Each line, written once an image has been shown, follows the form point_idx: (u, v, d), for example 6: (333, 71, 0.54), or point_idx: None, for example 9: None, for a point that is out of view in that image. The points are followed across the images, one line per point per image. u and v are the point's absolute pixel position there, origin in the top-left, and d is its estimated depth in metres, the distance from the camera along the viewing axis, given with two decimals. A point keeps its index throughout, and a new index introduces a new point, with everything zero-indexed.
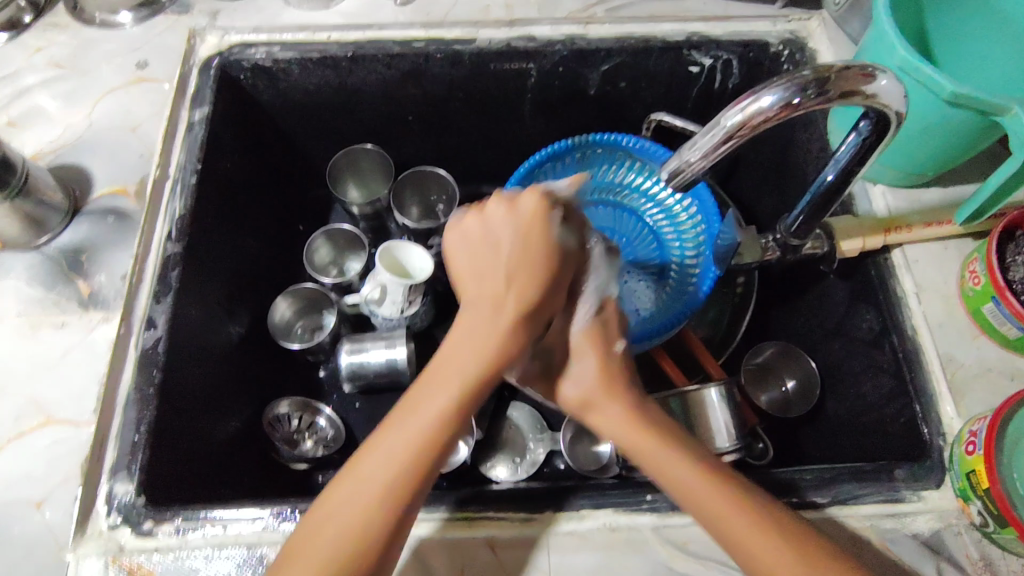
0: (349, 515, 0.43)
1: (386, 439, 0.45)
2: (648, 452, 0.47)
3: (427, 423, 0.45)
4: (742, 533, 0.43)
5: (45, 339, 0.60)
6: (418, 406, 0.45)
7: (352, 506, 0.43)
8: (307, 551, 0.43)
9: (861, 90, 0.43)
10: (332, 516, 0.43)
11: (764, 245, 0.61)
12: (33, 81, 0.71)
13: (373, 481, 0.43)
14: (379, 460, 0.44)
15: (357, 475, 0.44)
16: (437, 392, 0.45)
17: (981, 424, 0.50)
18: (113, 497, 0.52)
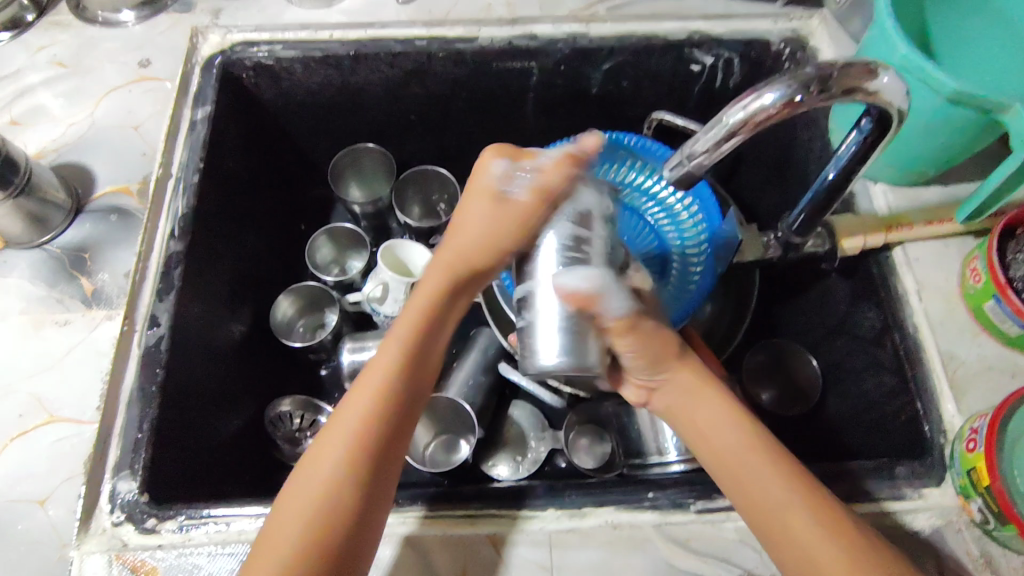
0: (319, 470, 0.46)
1: (351, 401, 0.48)
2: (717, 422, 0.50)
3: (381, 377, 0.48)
4: (796, 520, 0.44)
5: (49, 337, 0.60)
6: (375, 366, 0.49)
7: (321, 463, 0.46)
8: (286, 513, 0.45)
9: (863, 87, 0.43)
10: (306, 474, 0.46)
11: (766, 242, 0.62)
12: (35, 80, 0.71)
13: (338, 438, 0.47)
14: (345, 418, 0.48)
15: (326, 436, 0.47)
16: (390, 351, 0.50)
17: (982, 421, 0.50)
18: (116, 495, 0.53)
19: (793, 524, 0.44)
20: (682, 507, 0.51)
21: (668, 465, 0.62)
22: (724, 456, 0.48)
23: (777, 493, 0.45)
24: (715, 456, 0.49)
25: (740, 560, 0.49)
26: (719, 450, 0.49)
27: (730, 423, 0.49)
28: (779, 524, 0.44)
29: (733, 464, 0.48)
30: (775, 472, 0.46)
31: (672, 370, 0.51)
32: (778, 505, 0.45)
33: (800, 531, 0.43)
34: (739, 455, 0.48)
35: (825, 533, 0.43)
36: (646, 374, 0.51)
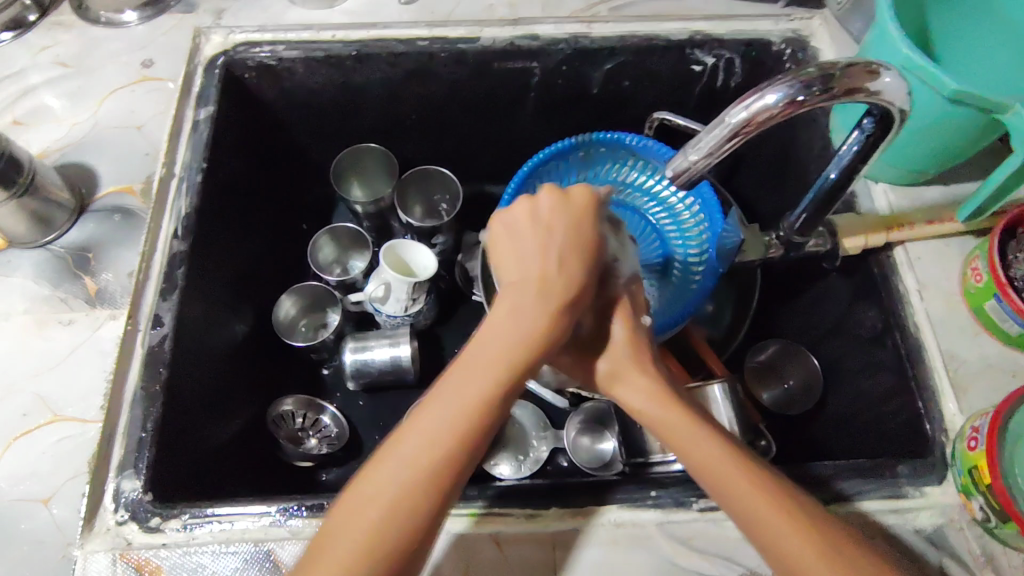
0: (388, 498, 0.40)
1: (426, 422, 0.42)
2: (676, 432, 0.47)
3: (475, 408, 0.42)
4: (768, 522, 0.42)
5: (52, 337, 0.60)
6: (463, 390, 0.42)
7: (391, 493, 0.40)
8: (341, 537, 0.40)
9: (866, 87, 0.43)
10: (368, 500, 0.40)
11: (768, 241, 0.60)
12: (38, 80, 0.71)
13: (415, 466, 0.40)
14: (416, 440, 0.41)
15: (392, 459, 0.41)
16: (481, 378, 0.43)
17: (982, 420, 0.50)
18: (120, 493, 0.53)
19: (772, 527, 0.42)
20: (684, 506, 0.52)
21: (669, 462, 0.60)
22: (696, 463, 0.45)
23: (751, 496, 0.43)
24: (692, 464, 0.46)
25: (742, 558, 0.49)
26: (695, 456, 0.46)
27: (696, 429, 0.46)
28: (758, 527, 0.42)
29: (707, 469, 0.45)
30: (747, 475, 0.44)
31: (633, 373, 0.50)
32: (750, 509, 0.43)
33: (777, 532, 0.42)
34: (709, 459, 0.45)
35: (801, 534, 0.41)
36: (613, 385, 0.50)
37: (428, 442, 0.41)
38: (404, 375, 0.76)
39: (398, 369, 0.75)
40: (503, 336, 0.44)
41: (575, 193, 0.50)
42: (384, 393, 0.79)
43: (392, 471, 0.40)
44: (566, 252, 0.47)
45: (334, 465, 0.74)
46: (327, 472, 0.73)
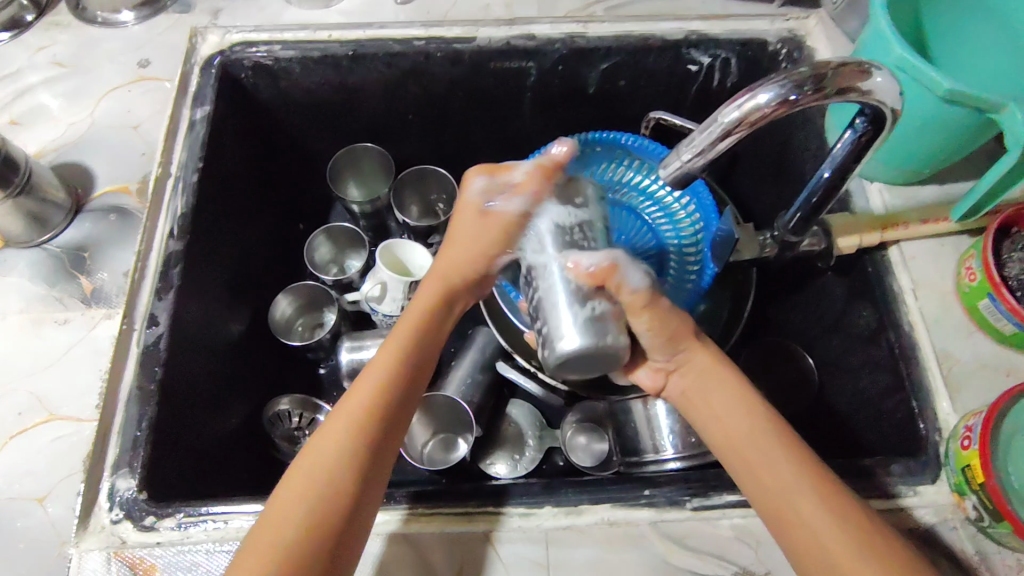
0: (317, 461, 0.47)
1: (349, 401, 0.49)
2: (704, 397, 0.52)
3: (383, 385, 0.50)
4: (809, 509, 0.44)
5: (48, 336, 0.60)
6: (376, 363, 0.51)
7: (319, 455, 0.47)
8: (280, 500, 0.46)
9: (857, 86, 0.44)
10: (303, 465, 0.47)
11: (762, 241, 0.62)
12: (35, 80, 0.71)
13: (339, 429, 0.48)
14: (341, 418, 0.49)
15: (326, 426, 0.49)
16: (391, 354, 0.51)
17: (976, 419, 0.50)
18: (115, 493, 0.53)
19: (806, 514, 0.44)
20: (678, 505, 0.52)
21: (663, 462, 0.61)
22: (738, 443, 0.49)
23: (792, 487, 0.45)
24: (720, 433, 0.50)
25: (735, 558, 0.50)
26: (733, 431, 0.49)
27: (744, 410, 0.50)
28: (789, 514, 0.45)
29: (749, 453, 0.48)
30: (794, 464, 0.46)
31: (691, 351, 0.53)
32: (790, 496, 0.45)
33: (812, 517, 0.44)
34: (755, 445, 0.48)
35: (839, 521, 0.43)
36: (667, 356, 0.52)
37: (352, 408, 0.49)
38: None
39: None
40: (412, 317, 0.54)
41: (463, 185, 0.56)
42: None
43: (322, 446, 0.47)
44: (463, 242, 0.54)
45: None
46: None
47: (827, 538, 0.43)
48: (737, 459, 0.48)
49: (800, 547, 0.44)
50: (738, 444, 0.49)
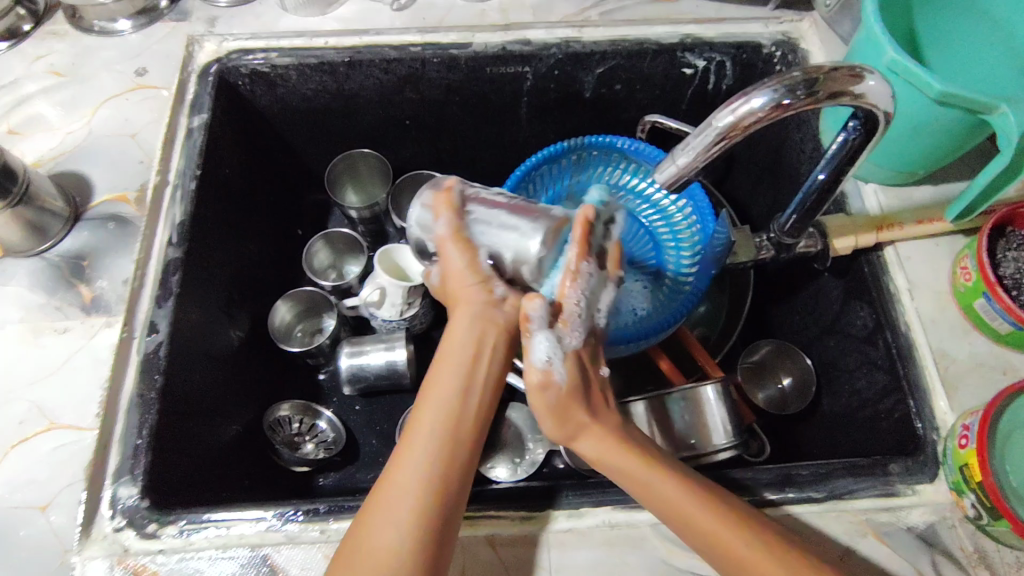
0: (395, 515, 0.44)
1: (419, 430, 0.48)
2: (633, 473, 0.49)
3: (454, 404, 0.49)
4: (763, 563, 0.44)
5: (48, 346, 0.60)
6: (423, 430, 0.48)
7: (380, 538, 0.43)
8: (365, 559, 0.43)
9: (849, 91, 0.44)
10: (372, 542, 0.43)
11: (758, 244, 0.63)
12: (33, 89, 0.72)
13: (418, 467, 0.46)
14: (414, 451, 0.47)
15: (380, 506, 0.45)
16: (441, 403, 0.49)
17: (974, 418, 0.50)
18: (118, 499, 0.53)
19: (748, 559, 0.44)
20: None
21: None
22: (669, 510, 0.47)
23: (730, 532, 0.45)
24: (666, 510, 0.47)
25: None
26: (670, 503, 0.47)
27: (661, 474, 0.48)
28: (737, 557, 0.44)
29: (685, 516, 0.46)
30: (720, 521, 0.45)
31: (587, 427, 0.51)
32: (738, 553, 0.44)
33: (747, 558, 0.44)
34: (684, 503, 0.47)
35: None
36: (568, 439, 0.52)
37: (410, 483, 0.45)
38: (400, 379, 0.75)
39: (395, 374, 0.75)
40: (447, 375, 0.50)
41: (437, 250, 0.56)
42: (381, 398, 0.80)
43: (409, 472, 0.46)
44: (461, 276, 0.54)
45: (330, 469, 0.75)
46: (324, 476, 0.74)
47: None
48: (684, 527, 0.46)
49: None
50: (678, 515, 0.47)
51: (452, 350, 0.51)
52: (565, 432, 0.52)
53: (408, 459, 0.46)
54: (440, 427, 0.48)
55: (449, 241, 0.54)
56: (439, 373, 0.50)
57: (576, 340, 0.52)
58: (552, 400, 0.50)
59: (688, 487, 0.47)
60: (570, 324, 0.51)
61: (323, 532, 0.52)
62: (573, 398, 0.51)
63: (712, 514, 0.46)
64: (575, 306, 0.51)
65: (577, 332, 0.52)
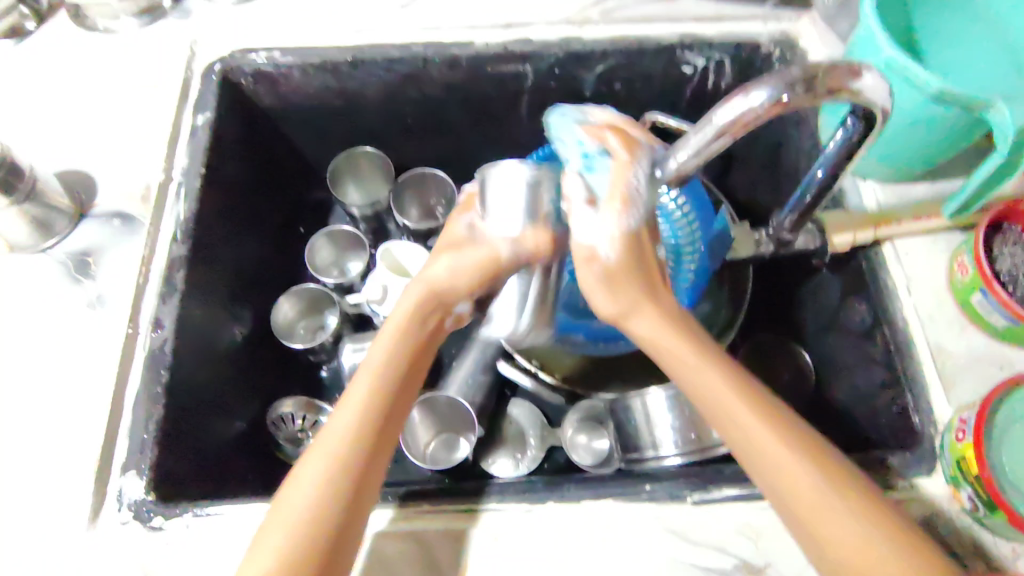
0: (319, 467, 0.45)
1: (357, 389, 0.49)
2: (683, 364, 0.49)
3: (391, 373, 0.50)
4: (798, 470, 0.43)
5: (55, 342, 0.61)
6: (354, 389, 0.49)
7: (303, 488, 0.44)
8: (287, 501, 0.44)
9: (848, 87, 0.44)
10: (293, 488, 0.45)
11: (756, 240, 0.65)
12: (38, 88, 0.72)
13: (348, 425, 0.47)
14: (347, 409, 0.48)
15: (312, 452, 0.46)
16: (377, 369, 0.50)
17: (970, 411, 0.51)
18: (123, 495, 0.53)
19: (781, 459, 0.44)
20: (678, 499, 0.52)
21: (662, 459, 0.62)
22: (716, 406, 0.47)
23: (760, 425, 0.45)
24: (708, 397, 0.48)
25: (736, 550, 0.50)
26: (712, 396, 0.47)
27: (711, 367, 0.48)
28: (770, 457, 0.44)
29: (732, 416, 0.46)
30: (765, 424, 0.45)
31: (641, 310, 0.51)
32: (773, 456, 0.44)
33: (782, 457, 0.44)
34: (730, 403, 0.47)
35: (853, 519, 0.41)
36: (619, 309, 0.51)
37: (337, 436, 0.46)
38: None
39: None
40: (391, 345, 0.51)
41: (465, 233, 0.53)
42: None
43: (338, 426, 0.47)
44: (461, 270, 0.52)
45: None
46: None
47: (792, 484, 0.43)
48: (722, 418, 0.47)
49: (806, 510, 0.42)
50: (717, 406, 0.47)
51: (400, 323, 0.53)
52: (617, 314, 0.52)
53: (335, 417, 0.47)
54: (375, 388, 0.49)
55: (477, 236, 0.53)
56: (383, 340, 0.52)
57: (635, 222, 0.50)
58: (603, 278, 0.51)
59: (734, 381, 0.47)
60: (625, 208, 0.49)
61: None
62: (625, 276, 0.51)
63: (750, 411, 0.46)
64: (632, 186, 0.49)
65: (635, 211, 0.50)
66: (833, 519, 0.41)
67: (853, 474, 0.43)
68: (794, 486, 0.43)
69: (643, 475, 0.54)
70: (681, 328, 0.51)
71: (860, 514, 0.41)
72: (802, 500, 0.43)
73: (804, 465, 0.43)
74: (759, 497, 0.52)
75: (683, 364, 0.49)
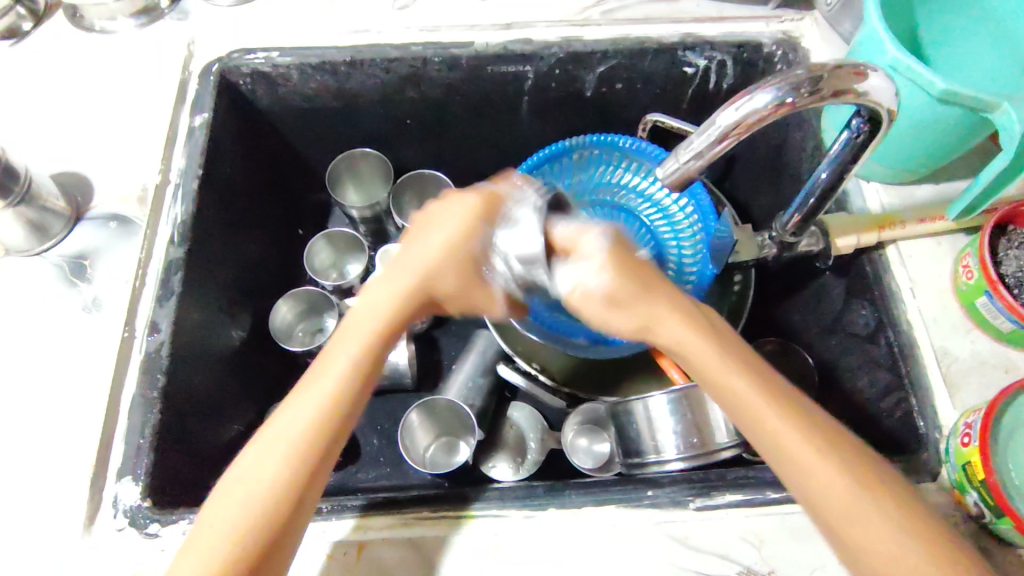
0: (277, 450, 0.45)
1: (321, 370, 0.47)
2: (712, 370, 0.46)
3: (359, 358, 0.48)
4: (835, 485, 0.41)
5: (52, 345, 0.60)
6: (326, 375, 0.47)
7: (260, 473, 0.44)
8: (243, 478, 0.44)
9: (853, 88, 0.44)
10: (250, 465, 0.44)
11: (760, 243, 0.64)
12: (34, 89, 0.72)
13: (310, 410, 0.46)
14: (310, 392, 0.46)
15: (273, 429, 0.46)
16: (345, 352, 0.48)
17: (976, 416, 0.50)
18: (119, 501, 0.53)
19: (820, 475, 0.42)
20: (682, 504, 0.52)
21: (665, 463, 0.61)
22: (748, 415, 0.45)
23: (797, 438, 0.43)
24: (737, 404, 0.45)
25: (739, 557, 0.50)
26: (744, 404, 0.45)
27: (743, 372, 0.45)
28: (807, 471, 0.42)
29: (767, 427, 0.44)
30: (801, 437, 0.43)
31: (663, 317, 0.48)
32: (810, 471, 0.42)
33: (819, 472, 0.42)
34: (765, 413, 0.44)
35: (893, 534, 0.40)
36: (633, 322, 0.49)
37: (298, 428, 0.45)
38: (400, 378, 0.75)
39: (396, 373, 0.74)
40: (362, 328, 0.49)
41: (463, 247, 0.51)
42: (381, 396, 0.79)
43: (301, 409, 0.46)
44: (457, 285, 0.52)
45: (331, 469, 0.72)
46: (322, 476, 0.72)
47: (832, 497, 0.41)
48: (752, 424, 0.44)
49: (841, 525, 0.41)
50: (747, 412, 0.44)
51: (375, 304, 0.50)
52: (637, 327, 0.49)
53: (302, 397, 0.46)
54: (342, 374, 0.47)
55: (485, 258, 0.51)
56: (358, 318, 0.49)
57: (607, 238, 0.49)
58: (609, 305, 0.49)
59: (764, 388, 0.45)
60: (587, 232, 0.49)
61: (324, 531, 0.51)
62: (627, 290, 0.48)
63: (785, 422, 0.43)
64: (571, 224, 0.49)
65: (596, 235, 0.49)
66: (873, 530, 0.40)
67: (893, 483, 0.42)
68: (830, 503, 0.41)
69: (645, 480, 0.54)
70: (707, 332, 0.48)
71: (892, 524, 0.40)
72: (839, 515, 0.41)
73: (845, 479, 0.41)
74: (762, 503, 0.51)
75: (713, 376, 0.46)
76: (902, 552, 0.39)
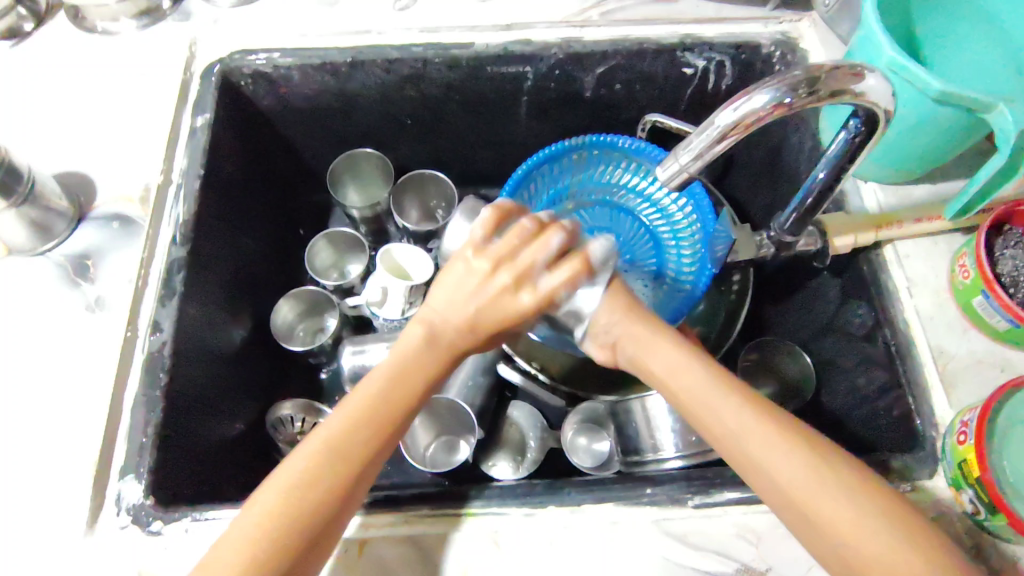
0: (320, 467, 0.43)
1: (372, 396, 0.46)
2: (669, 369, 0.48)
3: (410, 392, 0.47)
4: (796, 476, 0.41)
5: (55, 344, 0.61)
6: (377, 401, 0.46)
7: (301, 487, 0.43)
8: (279, 490, 0.42)
9: (850, 89, 0.44)
10: (291, 478, 0.43)
11: (759, 243, 0.63)
12: (37, 89, 0.72)
13: (358, 433, 0.45)
14: (360, 414, 0.45)
15: (317, 444, 0.44)
16: (400, 381, 0.47)
17: (971, 414, 0.51)
18: (122, 499, 0.53)
19: (781, 467, 0.42)
20: (679, 502, 0.52)
21: (663, 461, 0.61)
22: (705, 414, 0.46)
23: (757, 431, 0.43)
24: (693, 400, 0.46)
25: (736, 554, 0.50)
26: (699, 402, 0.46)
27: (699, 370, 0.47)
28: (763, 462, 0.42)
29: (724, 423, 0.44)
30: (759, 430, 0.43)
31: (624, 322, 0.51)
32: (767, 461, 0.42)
33: (776, 462, 0.42)
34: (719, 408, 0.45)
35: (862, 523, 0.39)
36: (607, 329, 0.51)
37: (343, 447, 0.44)
38: None
39: None
40: (416, 363, 0.48)
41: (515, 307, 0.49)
42: None
43: (350, 428, 0.45)
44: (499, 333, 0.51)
45: None
46: None
47: (786, 475, 0.41)
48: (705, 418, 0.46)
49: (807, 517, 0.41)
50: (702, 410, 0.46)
51: (430, 341, 0.49)
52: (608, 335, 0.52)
53: (346, 424, 0.45)
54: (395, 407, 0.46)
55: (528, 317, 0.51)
56: (412, 350, 0.49)
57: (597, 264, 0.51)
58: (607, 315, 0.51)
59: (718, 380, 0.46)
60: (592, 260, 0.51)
61: None
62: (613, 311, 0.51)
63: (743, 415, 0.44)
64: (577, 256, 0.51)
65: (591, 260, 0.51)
66: (830, 508, 0.40)
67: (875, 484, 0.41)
68: (792, 493, 0.41)
69: (644, 478, 0.54)
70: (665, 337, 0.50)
71: (849, 502, 0.40)
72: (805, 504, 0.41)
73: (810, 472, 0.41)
74: (758, 501, 0.51)
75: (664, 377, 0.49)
76: (865, 532, 0.39)
